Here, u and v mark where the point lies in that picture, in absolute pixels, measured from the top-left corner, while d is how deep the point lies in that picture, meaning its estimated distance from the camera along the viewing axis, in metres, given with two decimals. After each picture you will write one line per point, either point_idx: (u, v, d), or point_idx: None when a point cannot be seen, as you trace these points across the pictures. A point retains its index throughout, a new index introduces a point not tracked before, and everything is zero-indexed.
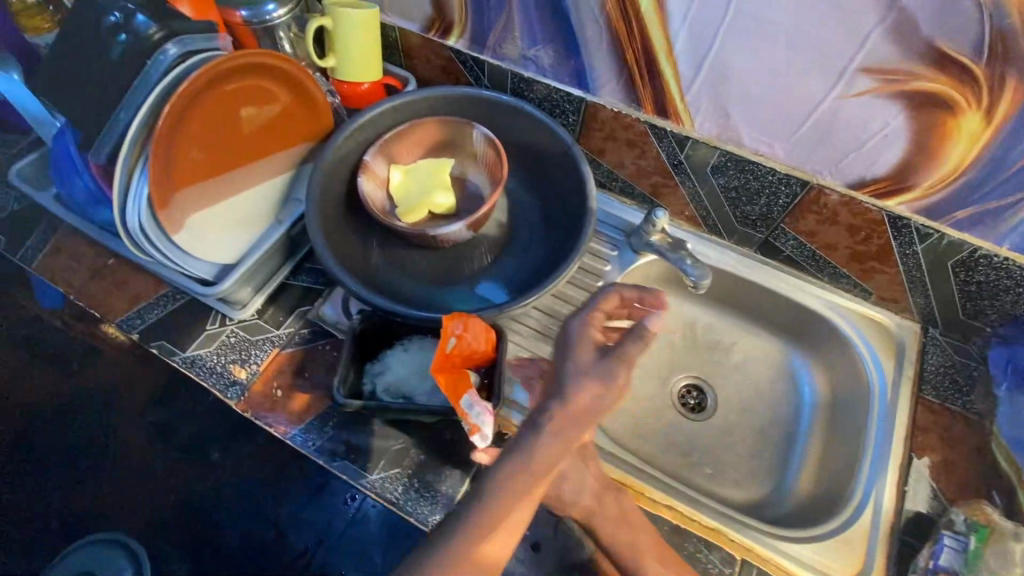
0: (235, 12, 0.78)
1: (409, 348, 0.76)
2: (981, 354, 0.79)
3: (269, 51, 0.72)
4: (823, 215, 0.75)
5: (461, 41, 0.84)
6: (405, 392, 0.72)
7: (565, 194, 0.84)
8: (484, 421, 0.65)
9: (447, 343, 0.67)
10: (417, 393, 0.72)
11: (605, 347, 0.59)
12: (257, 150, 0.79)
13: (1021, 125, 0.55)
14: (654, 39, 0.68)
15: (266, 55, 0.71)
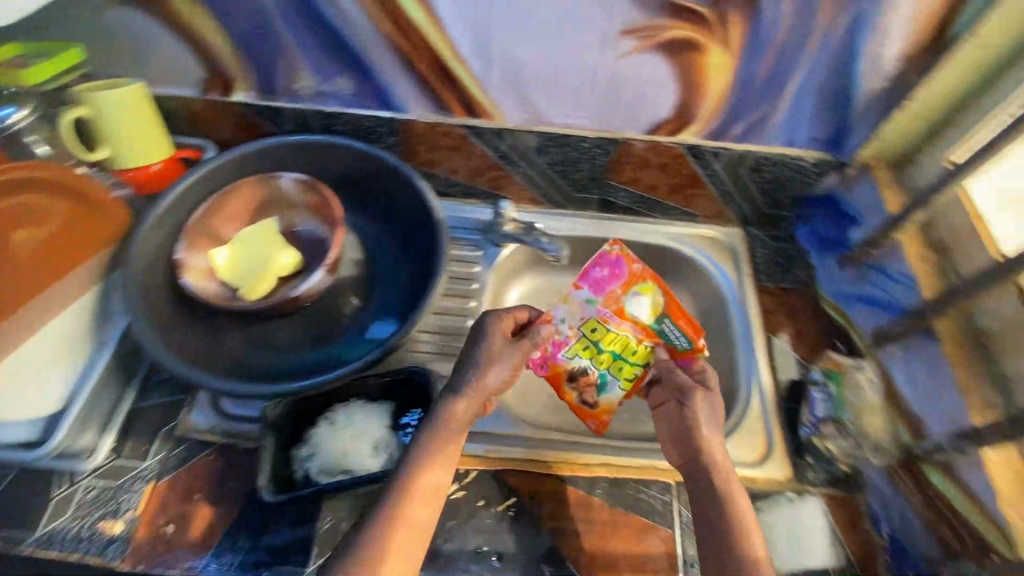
0: None
1: (334, 422, 0.68)
2: (789, 235, 0.93)
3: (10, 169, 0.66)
4: (636, 163, 0.85)
5: (249, 94, 0.79)
6: (345, 466, 0.66)
7: (408, 214, 0.84)
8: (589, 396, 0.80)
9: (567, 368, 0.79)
10: (358, 464, 0.66)
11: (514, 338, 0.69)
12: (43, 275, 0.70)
13: (752, 48, 0.66)
14: (438, 47, 0.69)
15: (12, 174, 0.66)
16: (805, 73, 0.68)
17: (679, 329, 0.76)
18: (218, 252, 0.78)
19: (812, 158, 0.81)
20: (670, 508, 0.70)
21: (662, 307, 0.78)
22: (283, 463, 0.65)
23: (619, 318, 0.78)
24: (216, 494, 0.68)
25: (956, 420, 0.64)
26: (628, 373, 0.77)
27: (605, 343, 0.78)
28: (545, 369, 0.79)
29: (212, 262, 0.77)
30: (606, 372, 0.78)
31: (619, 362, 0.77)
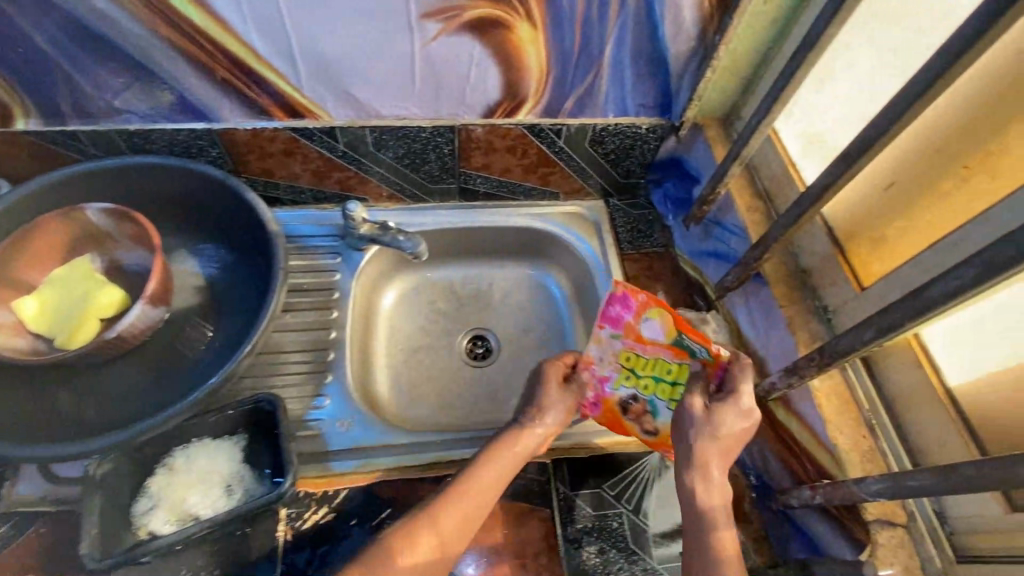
0: None
1: (174, 467, 0.64)
2: (649, 201, 0.96)
3: None
4: (483, 148, 0.83)
5: (33, 120, 0.70)
6: (192, 511, 0.62)
7: (245, 230, 0.78)
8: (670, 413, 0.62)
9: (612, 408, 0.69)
10: (205, 506, 0.63)
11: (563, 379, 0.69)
12: None
13: (556, 20, 0.65)
14: (231, 47, 0.64)
15: None
16: (615, 40, 0.69)
17: (698, 343, 0.59)
18: (24, 301, 0.69)
19: (646, 124, 0.82)
20: (547, 488, 0.70)
21: (673, 326, 0.60)
22: (121, 525, 0.60)
23: (642, 345, 0.64)
24: (55, 567, 0.62)
25: (788, 357, 0.67)
26: (672, 395, 0.64)
27: (645, 370, 0.65)
28: (598, 410, 0.70)
29: (18, 314, 0.69)
30: (654, 396, 0.65)
31: (661, 388, 0.64)
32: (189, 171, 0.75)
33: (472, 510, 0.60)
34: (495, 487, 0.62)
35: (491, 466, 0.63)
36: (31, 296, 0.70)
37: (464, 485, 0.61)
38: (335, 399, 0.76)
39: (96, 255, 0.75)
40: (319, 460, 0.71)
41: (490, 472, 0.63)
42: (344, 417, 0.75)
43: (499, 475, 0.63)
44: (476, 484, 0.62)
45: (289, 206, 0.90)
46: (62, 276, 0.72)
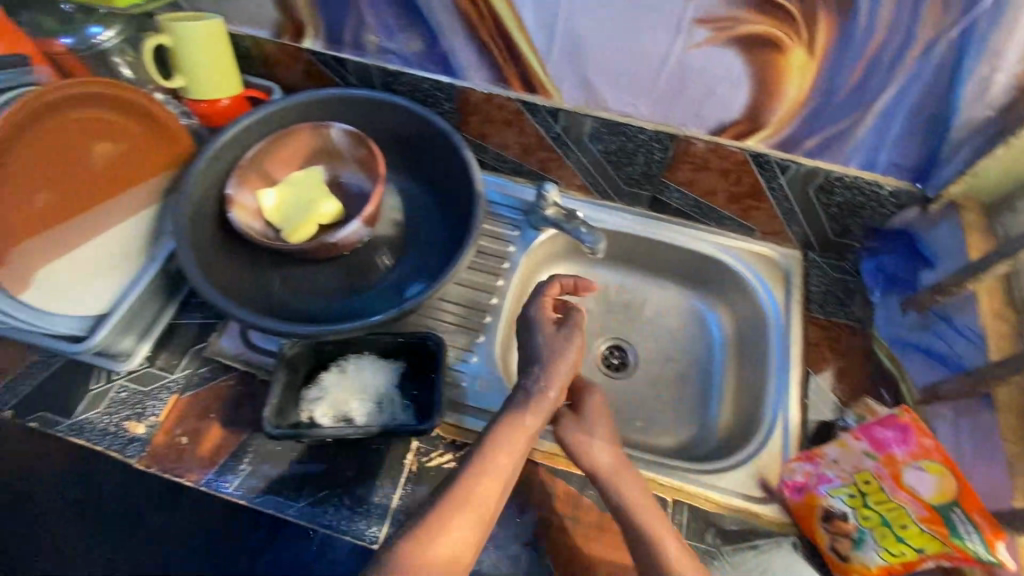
0: (55, 41, 0.71)
1: (344, 368, 0.71)
2: (855, 268, 0.86)
3: (110, 82, 0.70)
4: (696, 164, 0.80)
5: (318, 42, 0.81)
6: (345, 413, 0.69)
7: (456, 184, 0.84)
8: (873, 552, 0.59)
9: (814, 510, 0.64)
10: (357, 413, 0.69)
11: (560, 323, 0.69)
12: (107, 189, 0.73)
13: (839, 53, 0.60)
14: (503, 13, 0.67)
15: (103, 82, 0.69)
16: (898, 88, 0.61)
17: (973, 523, 0.53)
18: (266, 194, 0.81)
19: (890, 186, 0.73)
20: None
21: (957, 495, 0.54)
22: (292, 401, 0.68)
23: (895, 484, 0.58)
24: (229, 417, 0.71)
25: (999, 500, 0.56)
26: (896, 547, 0.58)
27: (876, 503, 0.59)
28: (799, 496, 0.66)
29: (260, 203, 0.80)
30: (867, 529, 0.60)
31: (882, 530, 0.59)
32: (424, 119, 0.82)
33: (506, 473, 0.59)
34: (505, 479, 0.59)
35: (509, 433, 0.61)
36: (272, 189, 0.81)
37: (496, 445, 0.60)
38: (481, 360, 0.80)
39: (326, 169, 0.85)
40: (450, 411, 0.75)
41: (509, 442, 0.60)
42: (483, 377, 0.78)
43: (514, 447, 0.60)
44: (496, 469, 0.59)
45: (488, 169, 0.95)
46: (298, 178, 0.82)
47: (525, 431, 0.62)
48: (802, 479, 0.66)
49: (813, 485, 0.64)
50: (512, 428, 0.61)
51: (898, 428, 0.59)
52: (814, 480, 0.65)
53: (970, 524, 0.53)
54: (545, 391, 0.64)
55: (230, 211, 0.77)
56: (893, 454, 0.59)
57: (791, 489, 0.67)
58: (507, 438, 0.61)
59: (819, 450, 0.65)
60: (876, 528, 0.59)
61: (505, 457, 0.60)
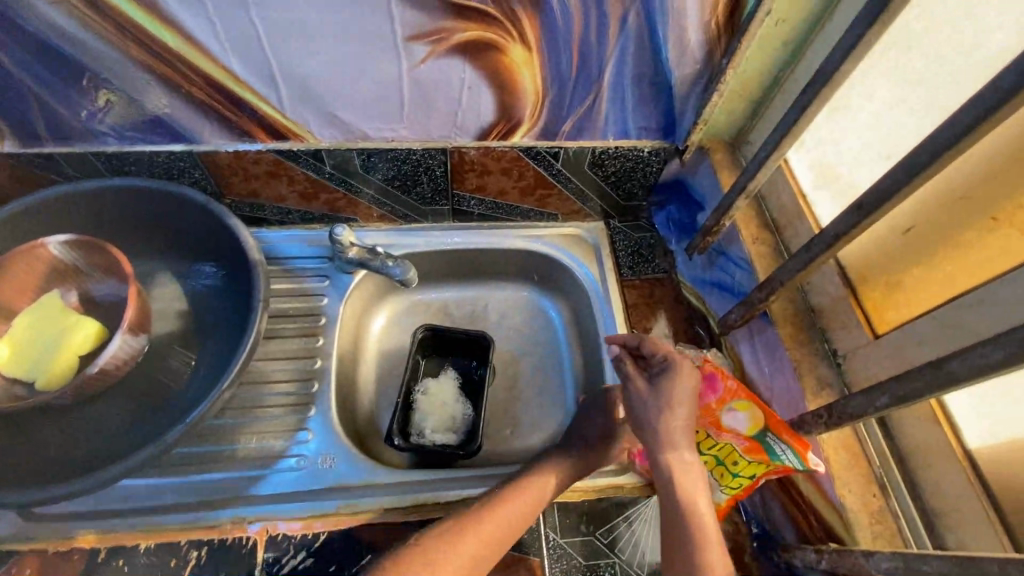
0: None
1: (214, 474, 0.69)
2: (651, 223, 0.92)
3: None
4: (476, 170, 0.80)
5: (7, 142, 0.68)
6: (250, 511, 0.67)
7: (230, 254, 0.74)
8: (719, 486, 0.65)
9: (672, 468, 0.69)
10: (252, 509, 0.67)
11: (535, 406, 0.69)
12: None
13: (552, 42, 0.61)
14: (205, 68, 0.60)
15: None
16: (616, 63, 0.65)
17: (784, 443, 0.56)
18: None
19: (648, 146, 0.78)
20: (537, 534, 0.66)
21: (765, 422, 0.58)
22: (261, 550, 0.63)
23: (716, 429, 0.62)
24: None
25: (796, 405, 0.63)
26: (732, 480, 0.63)
27: (710, 449, 0.64)
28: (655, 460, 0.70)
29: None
30: (712, 472, 0.65)
31: (720, 470, 0.63)
32: (170, 193, 0.72)
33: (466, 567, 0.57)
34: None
35: (492, 516, 0.60)
36: (3, 339, 0.68)
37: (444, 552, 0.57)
38: (319, 434, 0.73)
39: (66, 290, 0.73)
40: (287, 501, 0.68)
41: (483, 530, 0.59)
42: (325, 453, 0.72)
43: (482, 544, 0.58)
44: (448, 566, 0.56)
45: (276, 225, 0.87)
46: (33, 315, 0.70)
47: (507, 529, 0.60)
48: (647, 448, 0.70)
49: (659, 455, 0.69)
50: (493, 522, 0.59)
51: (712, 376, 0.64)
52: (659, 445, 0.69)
53: (777, 442, 0.56)
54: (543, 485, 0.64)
55: None
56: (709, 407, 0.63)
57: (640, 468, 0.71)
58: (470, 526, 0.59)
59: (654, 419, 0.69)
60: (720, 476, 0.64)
61: (479, 549, 0.58)
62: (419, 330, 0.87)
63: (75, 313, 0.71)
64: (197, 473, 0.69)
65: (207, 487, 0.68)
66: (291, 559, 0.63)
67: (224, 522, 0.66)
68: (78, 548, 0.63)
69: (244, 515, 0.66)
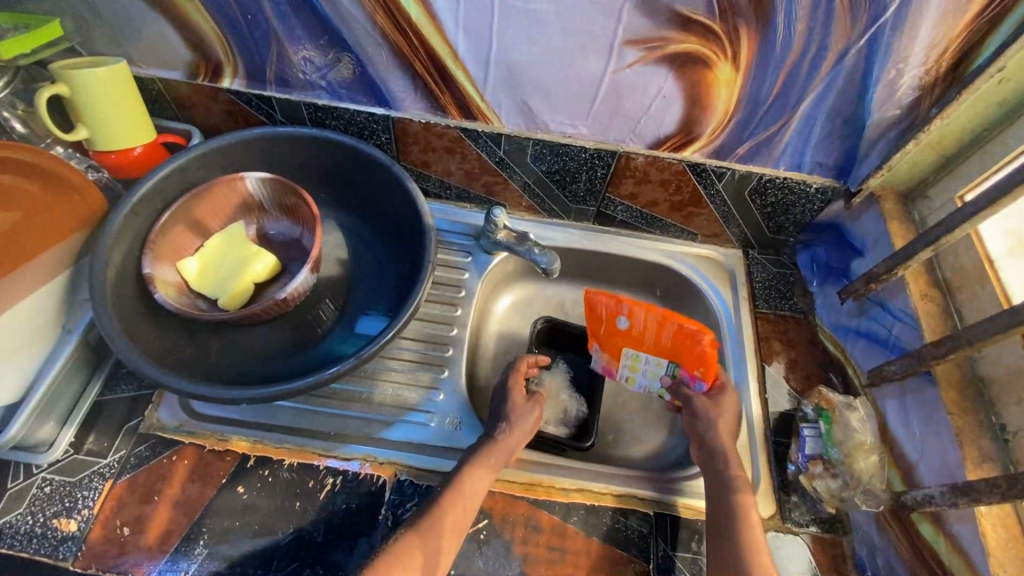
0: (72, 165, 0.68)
1: (353, 412, 0.73)
2: (792, 261, 0.91)
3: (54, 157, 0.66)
4: (637, 177, 0.82)
5: (237, 81, 0.76)
6: (381, 454, 0.71)
7: (399, 215, 0.80)
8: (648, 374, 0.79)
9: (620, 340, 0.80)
10: (381, 453, 0.71)
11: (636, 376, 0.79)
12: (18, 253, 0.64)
13: (762, 66, 0.63)
14: (433, 42, 0.66)
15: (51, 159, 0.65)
16: (817, 95, 0.65)
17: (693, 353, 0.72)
18: (187, 262, 0.73)
19: (817, 183, 0.78)
20: (647, 541, 0.67)
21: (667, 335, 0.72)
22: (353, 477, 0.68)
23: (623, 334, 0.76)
24: (179, 499, 0.65)
25: (950, 471, 0.60)
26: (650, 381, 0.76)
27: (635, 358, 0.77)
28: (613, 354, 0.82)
29: (182, 274, 0.73)
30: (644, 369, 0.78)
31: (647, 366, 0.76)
32: (360, 150, 0.78)
33: (461, 524, 0.62)
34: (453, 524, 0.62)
35: (485, 463, 0.66)
36: (196, 255, 0.74)
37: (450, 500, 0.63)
38: (448, 396, 0.77)
39: (248, 223, 0.80)
40: (414, 451, 0.72)
41: (463, 503, 0.63)
42: (452, 415, 0.75)
43: (481, 487, 0.65)
44: (453, 511, 0.62)
45: (431, 197, 0.92)
46: (221, 240, 0.76)
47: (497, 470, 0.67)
48: (615, 364, 0.81)
49: (598, 341, 0.81)
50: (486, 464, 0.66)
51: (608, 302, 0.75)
52: (613, 355, 0.80)
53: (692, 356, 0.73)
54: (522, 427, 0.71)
55: (156, 290, 0.68)
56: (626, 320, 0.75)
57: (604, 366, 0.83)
58: (452, 501, 0.63)
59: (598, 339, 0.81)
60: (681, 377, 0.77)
61: (468, 511, 0.63)
62: (539, 321, 0.90)
63: (255, 245, 0.77)
64: (338, 408, 0.73)
65: (343, 422, 0.72)
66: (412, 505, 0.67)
67: (356, 458, 0.70)
68: (229, 451, 0.69)
69: (376, 456, 0.70)
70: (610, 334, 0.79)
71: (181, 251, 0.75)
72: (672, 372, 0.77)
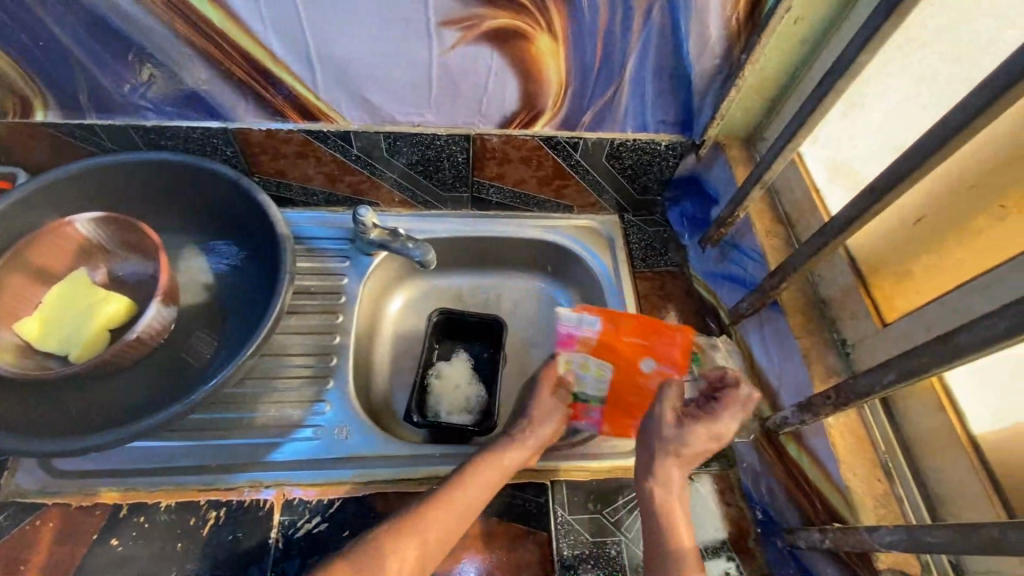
0: None
1: (234, 440, 0.71)
2: (665, 218, 0.94)
3: None
4: (498, 158, 0.82)
5: (51, 112, 0.71)
6: (271, 478, 0.68)
7: (255, 229, 0.77)
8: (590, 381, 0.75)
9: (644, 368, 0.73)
10: (268, 477, 0.68)
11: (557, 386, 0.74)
12: None
13: (578, 33, 0.64)
14: (246, 47, 0.63)
15: None
16: (638, 55, 0.67)
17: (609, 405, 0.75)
18: (25, 322, 0.68)
19: (665, 141, 0.81)
20: (545, 510, 0.68)
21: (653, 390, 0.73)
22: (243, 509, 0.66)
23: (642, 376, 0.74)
24: (47, 565, 0.61)
25: (803, 392, 0.64)
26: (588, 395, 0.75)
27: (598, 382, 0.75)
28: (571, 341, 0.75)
29: (21, 335, 0.67)
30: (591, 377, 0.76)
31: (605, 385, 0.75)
32: (202, 168, 0.74)
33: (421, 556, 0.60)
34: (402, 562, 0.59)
35: (454, 491, 0.63)
36: (34, 315, 0.69)
37: (397, 530, 0.61)
38: (336, 406, 0.75)
39: (94, 269, 0.75)
40: (305, 468, 0.70)
41: (418, 533, 0.60)
42: (341, 425, 0.74)
43: (441, 517, 0.61)
44: (403, 547, 0.59)
45: (300, 206, 0.90)
46: (61, 291, 0.71)
47: (473, 496, 0.63)
48: (576, 344, 0.75)
49: (609, 325, 0.74)
50: (454, 493, 0.63)
51: (674, 342, 0.73)
52: (587, 344, 0.75)
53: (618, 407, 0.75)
54: (516, 445, 0.67)
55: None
56: (640, 344, 0.73)
57: (568, 327, 0.75)
58: (403, 533, 0.60)
59: (603, 325, 0.74)
60: (584, 405, 0.75)
61: (434, 542, 0.60)
62: (433, 314, 0.89)
63: (101, 288, 0.72)
64: (219, 438, 0.70)
65: (225, 450, 0.70)
66: (308, 522, 0.65)
67: (242, 486, 0.67)
68: (100, 504, 0.65)
69: (263, 480, 0.68)
70: (624, 344, 0.74)
71: (17, 313, 0.69)
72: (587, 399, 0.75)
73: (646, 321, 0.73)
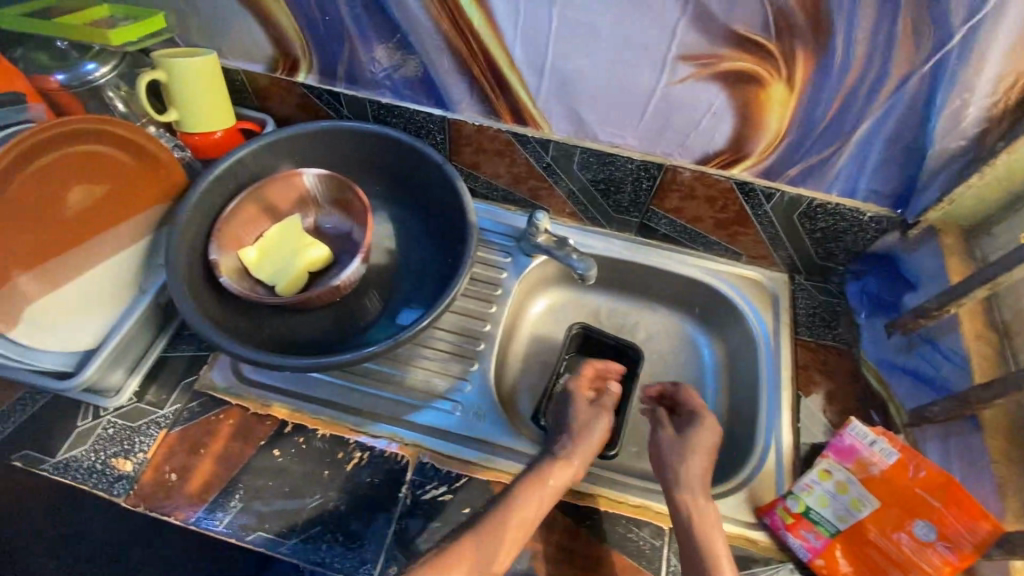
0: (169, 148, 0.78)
1: (386, 393, 0.77)
2: (839, 290, 0.88)
3: (143, 130, 0.73)
4: (683, 193, 0.82)
5: (311, 76, 0.82)
6: (410, 439, 0.73)
7: (447, 212, 0.84)
8: (814, 503, 0.64)
9: (891, 512, 0.60)
10: (407, 435, 0.74)
11: (594, 402, 0.77)
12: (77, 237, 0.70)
13: (817, 88, 0.62)
14: (492, 49, 0.69)
15: (144, 132, 0.73)
16: (875, 120, 0.64)
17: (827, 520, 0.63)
18: (247, 249, 0.79)
19: (871, 213, 0.75)
20: (658, 554, 0.67)
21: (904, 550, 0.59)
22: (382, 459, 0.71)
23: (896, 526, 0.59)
24: (222, 454, 0.70)
25: None
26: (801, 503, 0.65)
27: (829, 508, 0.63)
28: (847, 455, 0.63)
29: (243, 261, 0.79)
30: (820, 511, 0.63)
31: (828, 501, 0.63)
32: (416, 147, 0.82)
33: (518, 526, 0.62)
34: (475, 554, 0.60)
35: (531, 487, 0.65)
36: (255, 245, 0.80)
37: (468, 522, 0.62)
38: (475, 390, 0.79)
39: (305, 216, 0.86)
40: (439, 438, 0.74)
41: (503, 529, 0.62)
42: (477, 408, 0.77)
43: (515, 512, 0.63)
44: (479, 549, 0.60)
45: (479, 198, 0.96)
46: (280, 230, 0.81)
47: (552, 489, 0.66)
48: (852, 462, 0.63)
49: (908, 466, 0.60)
50: (534, 483, 0.66)
51: (975, 533, 0.55)
52: (864, 470, 0.62)
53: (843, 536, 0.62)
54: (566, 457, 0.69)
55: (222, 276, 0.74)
56: (930, 505, 0.58)
57: (852, 441, 0.63)
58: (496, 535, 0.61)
59: (899, 461, 0.60)
60: (809, 523, 0.64)
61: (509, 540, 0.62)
62: (574, 326, 0.90)
63: (309, 236, 0.82)
64: (373, 388, 0.77)
65: (375, 401, 0.76)
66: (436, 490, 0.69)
67: (383, 437, 0.73)
68: (270, 416, 0.74)
69: (403, 438, 0.73)
70: (913, 496, 0.59)
71: (242, 241, 0.81)
72: (815, 518, 0.64)
73: (951, 484, 0.57)
